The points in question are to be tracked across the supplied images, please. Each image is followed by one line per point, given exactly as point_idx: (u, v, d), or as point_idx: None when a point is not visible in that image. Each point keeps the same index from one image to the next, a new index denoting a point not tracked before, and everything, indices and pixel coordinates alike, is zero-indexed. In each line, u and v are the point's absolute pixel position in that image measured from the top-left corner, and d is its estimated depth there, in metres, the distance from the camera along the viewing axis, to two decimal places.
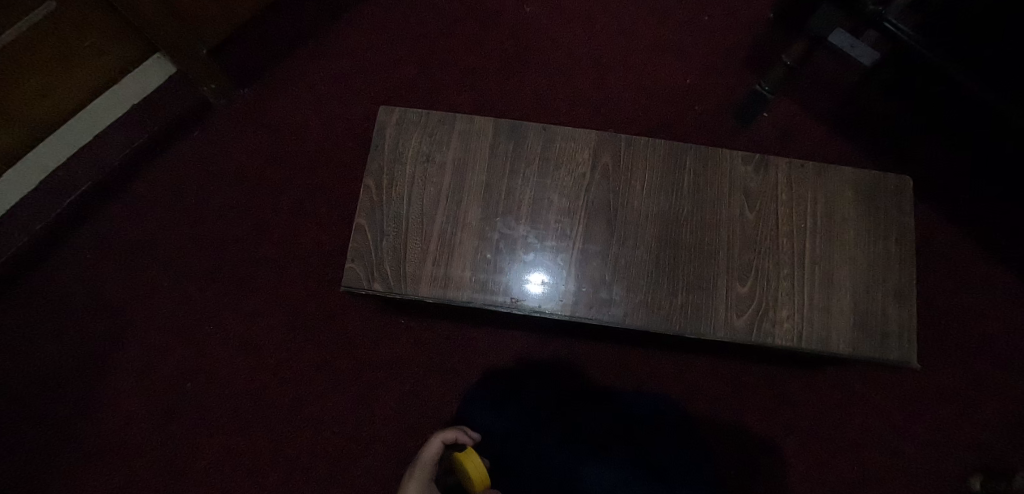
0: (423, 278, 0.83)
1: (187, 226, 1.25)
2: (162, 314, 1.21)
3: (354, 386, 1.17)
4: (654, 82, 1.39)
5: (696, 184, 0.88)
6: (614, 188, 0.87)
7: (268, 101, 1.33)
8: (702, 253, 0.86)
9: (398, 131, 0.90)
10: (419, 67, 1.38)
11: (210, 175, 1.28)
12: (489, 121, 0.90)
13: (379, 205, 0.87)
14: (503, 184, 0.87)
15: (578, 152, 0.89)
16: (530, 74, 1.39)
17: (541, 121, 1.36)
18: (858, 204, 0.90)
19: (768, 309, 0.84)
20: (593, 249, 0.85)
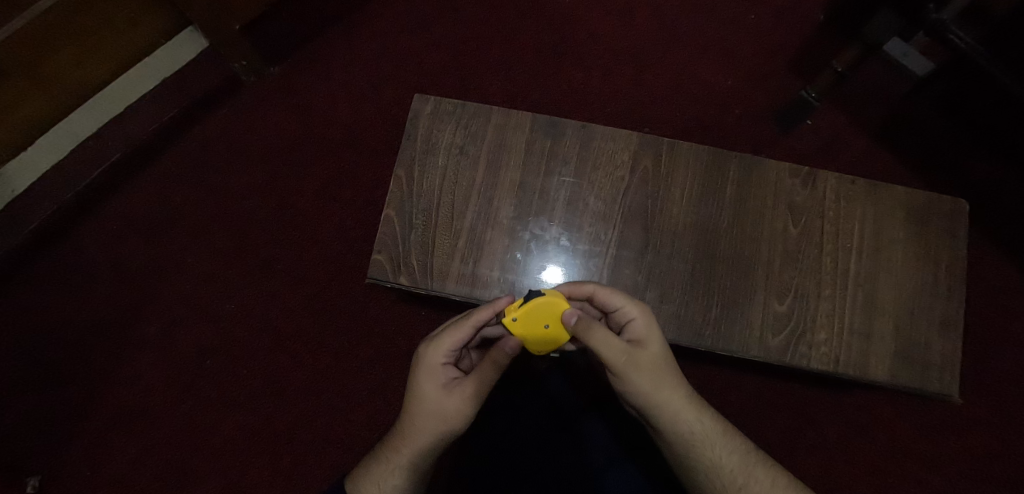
0: (449, 276, 0.82)
1: (212, 204, 1.25)
2: (183, 290, 1.21)
3: (370, 374, 1.16)
4: (693, 83, 1.34)
5: (738, 194, 0.85)
6: (652, 194, 0.84)
7: (299, 80, 1.31)
8: (740, 267, 0.82)
9: (432, 122, 0.87)
10: (453, 53, 1.35)
11: (238, 152, 1.27)
12: (526, 116, 0.87)
13: (409, 197, 0.85)
14: (538, 182, 0.84)
15: (617, 154, 0.85)
16: (566, 67, 1.35)
17: (574, 117, 1.32)
18: (909, 226, 0.85)
19: (805, 330, 0.81)
20: (626, 256, 0.81)
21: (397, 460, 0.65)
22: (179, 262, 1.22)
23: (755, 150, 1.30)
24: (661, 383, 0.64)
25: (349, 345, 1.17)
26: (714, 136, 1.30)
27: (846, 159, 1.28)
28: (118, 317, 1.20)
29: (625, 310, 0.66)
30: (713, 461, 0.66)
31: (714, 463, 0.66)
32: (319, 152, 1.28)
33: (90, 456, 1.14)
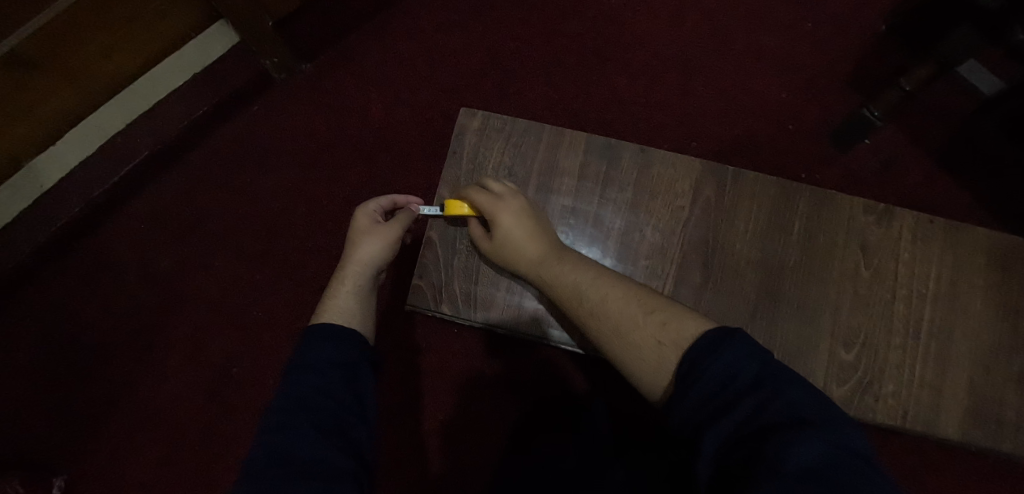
0: (493, 305, 0.78)
1: (240, 205, 1.21)
2: (209, 293, 1.18)
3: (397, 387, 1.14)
4: (745, 94, 1.27)
5: (808, 230, 0.79)
6: (714, 227, 0.78)
7: (330, 78, 1.27)
8: (805, 310, 0.77)
9: (480, 138, 0.83)
10: (492, 53, 1.29)
11: (267, 153, 1.24)
12: (582, 136, 0.82)
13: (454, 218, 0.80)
14: (591, 209, 0.79)
15: (677, 182, 0.80)
16: (610, 73, 1.28)
17: (616, 126, 1.26)
18: (989, 272, 0.79)
19: (871, 381, 0.76)
20: (683, 294, 0.77)
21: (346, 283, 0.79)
22: (205, 264, 1.19)
23: (809, 169, 1.22)
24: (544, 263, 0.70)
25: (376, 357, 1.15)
26: (764, 153, 1.23)
27: (903, 183, 1.21)
28: (144, 318, 1.17)
29: (482, 208, 0.73)
30: (646, 342, 0.57)
31: (641, 348, 0.57)
32: (349, 155, 1.23)
33: (114, 459, 1.13)
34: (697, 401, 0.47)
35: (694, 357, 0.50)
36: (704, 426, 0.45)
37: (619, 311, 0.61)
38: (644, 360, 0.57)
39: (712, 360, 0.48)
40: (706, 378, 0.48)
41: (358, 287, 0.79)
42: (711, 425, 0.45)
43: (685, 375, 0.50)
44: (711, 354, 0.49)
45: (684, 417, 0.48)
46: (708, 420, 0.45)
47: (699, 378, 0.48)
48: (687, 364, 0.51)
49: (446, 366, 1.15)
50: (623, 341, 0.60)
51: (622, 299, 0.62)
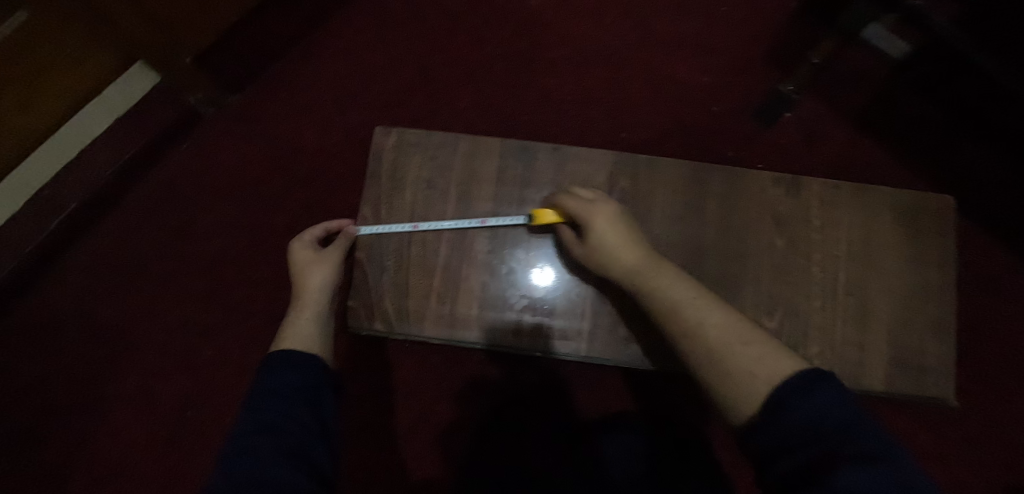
0: (429, 316, 0.79)
1: (179, 245, 1.20)
2: (157, 337, 1.16)
3: (357, 410, 1.13)
4: (668, 79, 1.30)
5: (721, 210, 0.82)
6: (632, 215, 0.81)
7: (257, 107, 1.26)
8: (727, 285, 0.79)
9: (399, 152, 0.84)
10: (416, 64, 1.30)
11: (203, 189, 1.22)
12: (498, 143, 0.84)
13: (381, 231, 0.81)
14: (513, 212, 0.82)
15: (592, 176, 0.83)
16: (536, 72, 1.30)
17: (549, 125, 1.27)
18: (897, 228, 0.83)
19: (796, 346, 0.78)
20: (608, 283, 0.79)
21: (301, 311, 0.73)
22: (150, 309, 1.18)
23: (738, 145, 1.25)
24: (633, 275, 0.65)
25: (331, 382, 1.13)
26: (694, 135, 1.26)
27: (829, 150, 1.25)
28: (93, 371, 1.15)
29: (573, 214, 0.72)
30: (733, 352, 0.51)
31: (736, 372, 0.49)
32: (285, 181, 1.23)
33: None
34: (776, 428, 0.40)
35: (790, 384, 0.43)
36: (778, 450, 0.39)
37: (708, 327, 0.55)
38: (721, 372, 0.50)
39: (813, 397, 0.40)
40: (796, 417, 0.40)
41: (315, 314, 0.73)
42: (790, 447, 0.39)
43: (776, 403, 0.42)
44: (811, 390, 0.41)
45: (760, 442, 0.41)
46: (781, 447, 0.39)
47: (787, 410, 0.41)
48: (781, 392, 0.43)
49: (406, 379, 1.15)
50: (718, 356, 0.52)
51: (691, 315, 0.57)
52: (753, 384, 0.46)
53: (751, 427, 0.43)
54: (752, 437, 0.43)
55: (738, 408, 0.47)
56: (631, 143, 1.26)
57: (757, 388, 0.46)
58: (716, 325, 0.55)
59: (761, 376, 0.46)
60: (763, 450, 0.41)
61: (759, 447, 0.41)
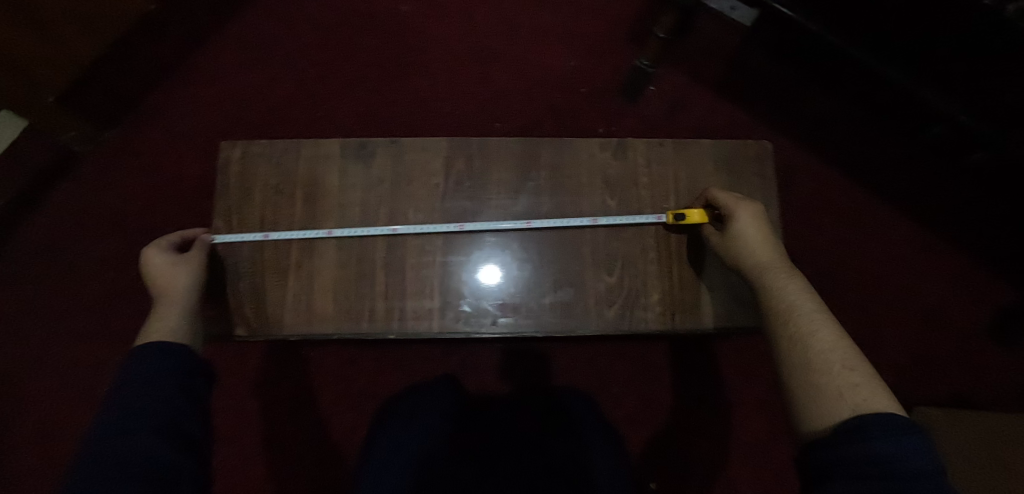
0: (286, 317, 0.81)
1: (67, 286, 1.21)
2: (59, 384, 1.16)
3: (262, 420, 1.18)
4: (532, 64, 1.37)
5: (560, 184, 0.87)
6: (472, 195, 0.86)
7: (133, 136, 1.28)
8: (566, 249, 0.85)
9: (239, 168, 0.86)
10: (281, 68, 1.33)
11: (86, 228, 1.23)
12: (333, 146, 0.87)
13: (231, 242, 0.83)
14: (357, 205, 0.85)
15: (429, 162, 0.87)
16: (404, 70, 1.35)
17: (425, 124, 1.32)
18: (721, 175, 0.90)
19: (637, 295, 0.84)
20: (455, 261, 0.84)
21: (166, 312, 0.68)
22: (51, 351, 1.18)
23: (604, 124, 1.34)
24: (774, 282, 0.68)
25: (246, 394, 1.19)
26: (563, 119, 1.34)
27: (689, 118, 1.35)
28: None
29: (735, 219, 0.76)
30: (834, 375, 0.54)
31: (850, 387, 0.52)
32: (173, 203, 1.25)
33: None
34: (844, 454, 0.44)
35: (862, 421, 0.46)
36: (837, 480, 0.43)
37: (818, 339, 0.58)
38: (822, 387, 0.53)
39: (882, 441, 0.43)
40: (865, 455, 0.43)
41: (184, 313, 0.69)
42: (840, 480, 0.42)
43: (846, 434, 0.45)
44: (891, 433, 0.43)
45: (826, 464, 0.45)
46: (838, 477, 0.43)
47: (845, 452, 0.44)
48: (851, 423, 0.46)
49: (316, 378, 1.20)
50: (808, 376, 0.55)
51: (824, 335, 0.58)
52: (840, 409, 0.50)
53: (828, 446, 0.46)
54: (818, 459, 0.47)
55: (812, 423, 0.51)
56: (506, 128, 1.33)
57: (840, 410, 0.50)
58: (834, 348, 0.57)
59: (868, 398, 0.50)
60: (821, 470, 0.46)
61: (823, 466, 0.46)
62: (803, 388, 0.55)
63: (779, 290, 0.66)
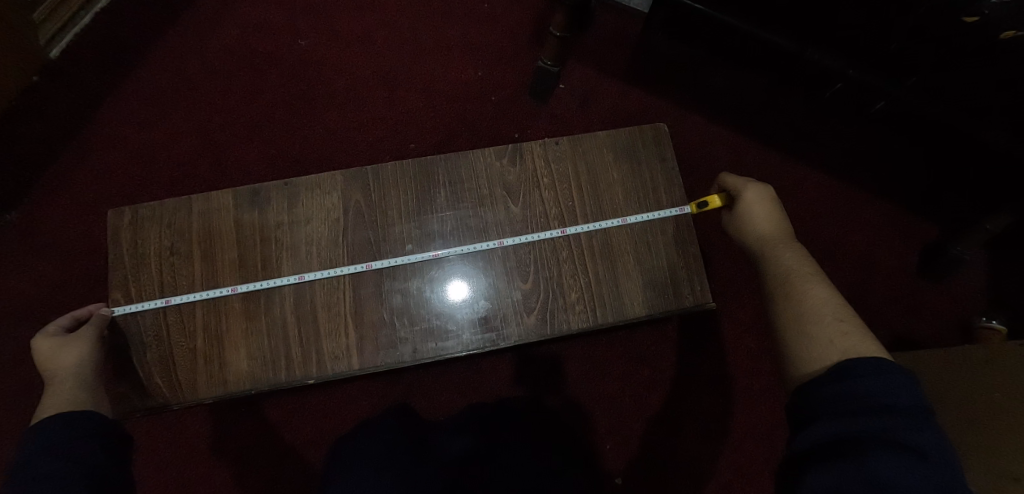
0: (318, 356, 0.64)
1: (46, 274, 0.94)
2: (9, 413, 0.88)
3: (262, 483, 0.84)
4: (632, 27, 1.07)
5: (657, 180, 0.71)
6: (545, 196, 0.69)
7: (133, 91, 1.03)
8: (647, 270, 0.68)
9: (205, 196, 0.67)
10: (322, 12, 1.09)
11: (77, 202, 0.97)
12: (343, 175, 0.68)
13: (194, 302, 0.65)
14: (391, 206, 0.68)
15: (491, 159, 0.70)
16: (473, 30, 1.08)
17: (509, 93, 1.05)
18: None
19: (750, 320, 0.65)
20: (495, 283, 0.66)
21: (51, 394, 0.53)
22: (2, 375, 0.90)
23: (739, 101, 1.03)
24: (783, 272, 0.54)
25: (228, 440, 0.85)
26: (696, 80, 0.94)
27: None
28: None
29: (738, 190, 0.64)
30: (826, 323, 0.47)
31: (830, 342, 0.45)
32: (187, 168, 1.00)
33: None
34: (818, 398, 0.38)
35: (835, 369, 0.40)
36: (823, 418, 0.37)
37: (811, 295, 0.51)
38: (811, 334, 0.47)
39: (865, 378, 0.37)
40: (842, 395, 0.37)
41: (77, 384, 0.54)
42: (821, 419, 0.37)
43: (829, 372, 0.39)
44: (874, 371, 0.37)
45: (807, 404, 0.39)
46: (824, 416, 0.37)
47: (832, 391, 0.38)
48: (837, 368, 0.40)
49: (322, 419, 0.87)
50: (798, 322, 0.49)
51: (799, 275, 0.53)
52: (829, 350, 0.45)
53: (814, 382, 0.40)
54: (801, 399, 0.40)
55: (803, 363, 0.46)
56: (608, 109, 1.03)
57: (829, 355, 0.44)
58: (827, 299, 0.50)
59: (855, 344, 0.44)
60: (801, 411, 0.39)
61: (805, 403, 0.39)
62: (791, 318, 0.50)
63: (776, 241, 0.59)
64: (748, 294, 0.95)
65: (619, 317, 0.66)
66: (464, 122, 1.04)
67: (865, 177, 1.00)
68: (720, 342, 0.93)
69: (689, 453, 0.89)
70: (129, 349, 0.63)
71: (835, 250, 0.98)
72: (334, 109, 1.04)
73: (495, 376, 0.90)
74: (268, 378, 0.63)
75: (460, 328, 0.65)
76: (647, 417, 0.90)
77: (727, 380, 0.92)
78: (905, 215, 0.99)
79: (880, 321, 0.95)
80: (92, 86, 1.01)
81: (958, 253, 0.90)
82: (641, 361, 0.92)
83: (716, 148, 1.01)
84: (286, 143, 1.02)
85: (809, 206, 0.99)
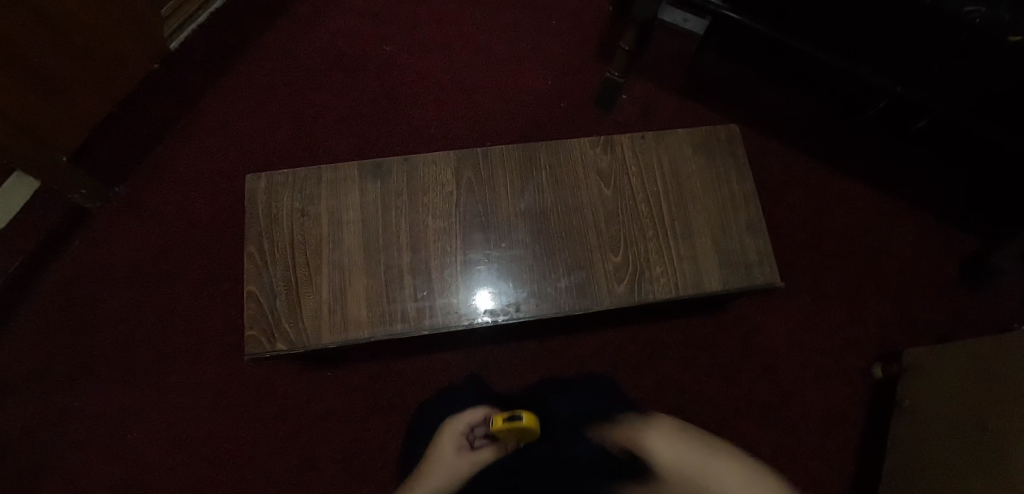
0: (431, 310, 0.71)
1: (148, 239, 1.02)
2: (109, 363, 0.95)
3: (346, 438, 0.91)
4: (688, 48, 1.18)
5: (731, 173, 0.79)
6: (631, 181, 0.78)
7: (235, 82, 1.13)
8: (720, 246, 0.75)
9: (333, 167, 0.76)
10: (407, 23, 1.21)
11: (182, 176, 1.06)
12: (455, 154, 0.77)
13: (320, 258, 0.73)
14: (496, 182, 0.76)
15: (583, 148, 0.79)
16: (544, 44, 1.19)
17: (576, 100, 1.15)
18: (962, 355, 0.83)
19: (746, 265, 0.75)
20: (583, 255, 0.74)
21: None
22: (104, 332, 0.96)
23: (786, 117, 1.13)
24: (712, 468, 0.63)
25: (317, 403, 0.93)
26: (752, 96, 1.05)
27: None
28: (26, 437, 0.90)
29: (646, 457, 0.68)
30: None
31: None
32: (281, 153, 1.10)
33: None
34: None
35: None
36: None
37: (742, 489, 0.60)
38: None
39: None
40: None
41: None
42: None
43: None
44: None
45: None
46: None
47: None
48: None
49: (402, 385, 0.93)
50: None
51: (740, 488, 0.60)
52: None
53: None
54: None
55: None
56: (667, 119, 1.13)
57: None
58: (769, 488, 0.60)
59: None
60: None
61: None
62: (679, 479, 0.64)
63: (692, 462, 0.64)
64: (795, 292, 1.03)
65: (692, 289, 0.73)
66: (535, 125, 1.13)
67: (903, 191, 1.09)
68: (769, 333, 1.00)
69: (744, 437, 0.94)
70: (265, 296, 0.71)
71: (878, 256, 1.05)
72: (416, 109, 1.14)
73: (564, 358, 0.96)
74: (384, 328, 0.70)
75: (551, 296, 0.72)
76: (703, 400, 0.96)
77: (776, 370, 0.98)
78: (942, 227, 1.07)
79: (922, 323, 1.02)
80: (201, 74, 1.12)
81: (998, 264, 0.97)
82: (698, 347, 0.98)
83: (766, 157, 1.10)
84: (372, 136, 1.12)
85: (853, 215, 1.08)
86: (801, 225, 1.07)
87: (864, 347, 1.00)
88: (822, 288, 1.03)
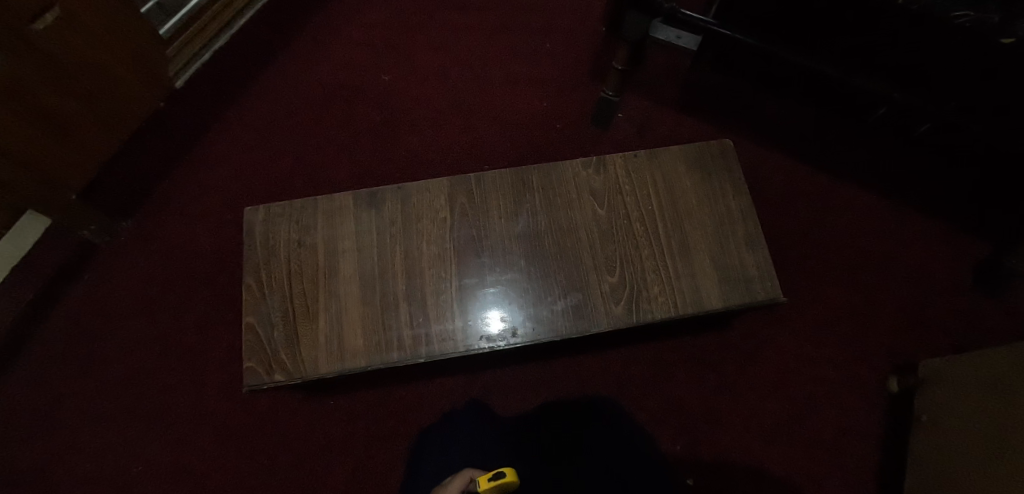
0: (427, 337, 0.70)
1: (155, 271, 1.04)
2: (117, 395, 0.96)
3: (348, 466, 0.90)
4: (682, 65, 1.19)
5: (726, 188, 0.79)
6: (625, 200, 0.77)
7: (239, 116, 1.16)
8: (717, 263, 0.74)
9: (330, 197, 0.78)
10: (404, 52, 1.23)
11: (187, 208, 1.09)
12: (449, 180, 0.78)
13: (317, 288, 0.73)
14: (489, 206, 0.77)
15: (576, 169, 0.79)
16: (539, 66, 1.21)
17: (572, 119, 1.16)
18: (985, 368, 0.79)
19: (746, 281, 0.73)
20: (578, 276, 0.73)
21: None
22: (112, 365, 0.97)
23: (784, 129, 1.12)
24: None
25: (320, 430, 0.92)
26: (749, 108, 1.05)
27: None
28: (34, 471, 0.91)
29: None
30: None
31: None
32: (283, 183, 1.12)
33: None
34: None
35: None
36: None
37: None
38: None
39: None
40: None
41: None
42: None
43: None
44: None
45: None
46: None
47: None
48: None
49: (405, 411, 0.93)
50: None
51: None
52: None
53: None
54: None
55: None
56: (664, 134, 1.13)
57: None
58: None
59: None
60: None
61: None
62: None
63: None
64: (802, 305, 1.01)
65: (691, 307, 0.72)
66: (532, 146, 1.14)
67: (909, 198, 1.07)
68: (778, 347, 0.98)
69: (756, 457, 0.91)
70: (262, 328, 0.71)
71: (887, 265, 1.03)
72: (414, 134, 1.16)
73: (568, 380, 0.94)
74: (380, 356, 0.69)
75: (546, 319, 0.71)
76: (712, 419, 0.93)
77: (787, 387, 0.95)
78: (951, 232, 1.04)
79: (937, 333, 0.98)
80: (206, 110, 1.15)
81: (1012, 267, 0.93)
82: (704, 364, 0.96)
83: (766, 169, 1.09)
84: (371, 163, 1.13)
85: (858, 224, 1.06)
86: (805, 236, 1.05)
87: (878, 359, 0.97)
88: (831, 300, 1.01)
